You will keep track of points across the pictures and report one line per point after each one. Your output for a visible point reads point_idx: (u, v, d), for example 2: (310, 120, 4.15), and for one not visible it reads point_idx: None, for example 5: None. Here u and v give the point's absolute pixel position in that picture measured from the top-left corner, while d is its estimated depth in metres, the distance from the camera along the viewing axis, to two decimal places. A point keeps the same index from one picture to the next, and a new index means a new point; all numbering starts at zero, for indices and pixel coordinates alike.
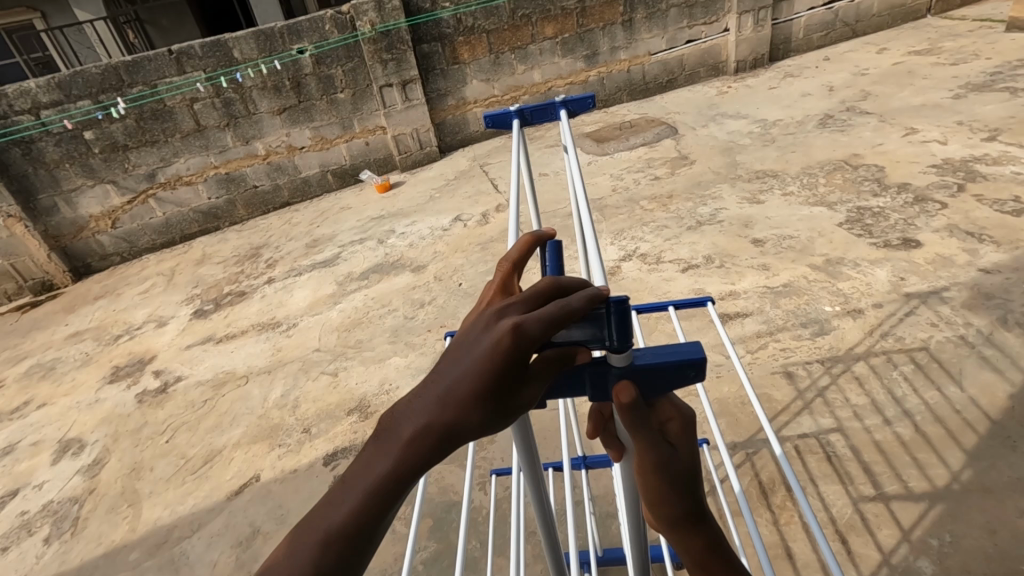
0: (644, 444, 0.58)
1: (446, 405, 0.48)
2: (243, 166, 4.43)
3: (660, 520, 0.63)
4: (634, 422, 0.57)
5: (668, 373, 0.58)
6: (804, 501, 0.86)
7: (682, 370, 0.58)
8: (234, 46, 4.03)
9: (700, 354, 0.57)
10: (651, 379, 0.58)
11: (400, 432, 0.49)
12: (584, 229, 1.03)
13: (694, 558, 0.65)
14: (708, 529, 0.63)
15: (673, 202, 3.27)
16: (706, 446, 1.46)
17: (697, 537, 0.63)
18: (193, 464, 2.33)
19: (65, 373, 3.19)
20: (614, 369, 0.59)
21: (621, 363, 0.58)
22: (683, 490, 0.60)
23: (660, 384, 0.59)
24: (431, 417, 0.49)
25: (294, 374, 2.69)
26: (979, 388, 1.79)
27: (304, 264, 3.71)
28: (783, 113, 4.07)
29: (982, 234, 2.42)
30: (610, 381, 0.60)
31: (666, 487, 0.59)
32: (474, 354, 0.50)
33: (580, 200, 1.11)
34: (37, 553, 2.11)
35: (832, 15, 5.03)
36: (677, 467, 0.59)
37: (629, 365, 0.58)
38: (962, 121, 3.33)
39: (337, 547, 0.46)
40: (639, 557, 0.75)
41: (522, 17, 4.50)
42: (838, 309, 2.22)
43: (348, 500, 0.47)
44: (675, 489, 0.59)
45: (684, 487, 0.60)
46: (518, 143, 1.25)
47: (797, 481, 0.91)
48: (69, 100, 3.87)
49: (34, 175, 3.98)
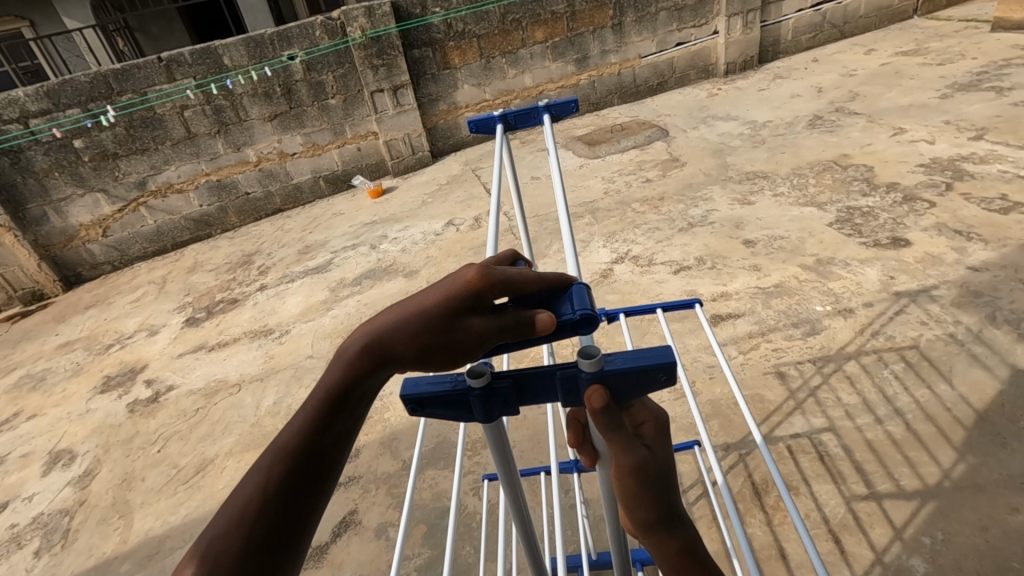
0: (620, 446, 0.59)
1: (382, 343, 0.59)
2: (234, 174, 4.42)
3: (636, 522, 0.64)
4: (608, 426, 0.58)
5: (639, 377, 0.58)
6: (791, 504, 0.86)
7: (652, 374, 0.58)
8: (224, 53, 4.03)
9: (671, 358, 0.58)
10: (625, 384, 0.59)
11: (338, 369, 0.59)
12: (566, 238, 1.02)
13: (670, 564, 0.65)
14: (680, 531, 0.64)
15: (665, 204, 3.29)
16: (697, 447, 1.47)
17: (671, 538, 0.64)
18: (185, 473, 2.32)
19: (55, 383, 3.17)
20: (584, 373, 0.59)
21: (591, 367, 0.58)
22: (657, 486, 0.61)
23: (633, 389, 0.59)
24: (383, 340, 0.59)
25: (287, 382, 2.68)
26: (970, 385, 1.80)
27: (297, 270, 3.70)
28: (773, 114, 4.09)
29: (970, 232, 2.44)
30: (581, 385, 0.60)
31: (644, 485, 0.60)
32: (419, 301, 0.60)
33: (562, 205, 1.10)
34: (27, 566, 2.08)
35: (820, 17, 5.08)
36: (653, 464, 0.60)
37: (599, 369, 0.58)
38: (950, 120, 3.36)
39: (297, 445, 0.57)
40: (621, 553, 0.76)
41: (512, 22, 4.52)
42: (829, 309, 2.23)
43: (311, 409, 0.58)
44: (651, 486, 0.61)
45: (659, 485, 0.61)
46: (501, 144, 1.23)
47: (783, 482, 0.91)
48: (58, 109, 3.85)
49: (23, 185, 3.95)
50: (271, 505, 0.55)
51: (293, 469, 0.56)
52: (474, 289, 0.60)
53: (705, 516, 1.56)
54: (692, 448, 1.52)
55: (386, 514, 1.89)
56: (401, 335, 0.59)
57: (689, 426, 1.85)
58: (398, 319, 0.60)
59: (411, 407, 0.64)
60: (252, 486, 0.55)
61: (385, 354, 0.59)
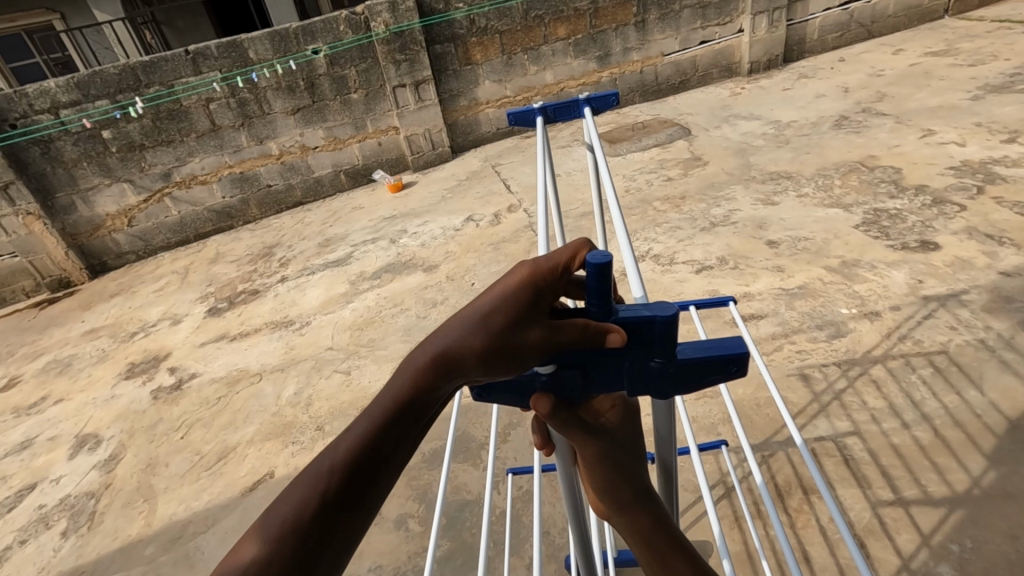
0: (581, 439, 0.64)
1: (443, 355, 0.57)
2: (256, 166, 4.47)
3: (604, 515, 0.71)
4: (564, 424, 0.63)
5: (711, 366, 0.60)
6: (831, 500, 0.91)
7: (724, 364, 0.59)
8: (249, 47, 4.07)
9: (745, 348, 0.59)
10: (696, 372, 0.60)
11: (395, 385, 0.58)
12: (622, 244, 1.02)
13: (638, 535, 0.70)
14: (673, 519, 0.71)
15: (686, 203, 3.26)
16: (723, 446, 1.46)
17: (641, 536, 0.69)
18: (207, 460, 2.35)
19: (81, 369, 3.24)
20: (654, 361, 0.59)
21: (664, 357, 0.59)
22: (621, 492, 0.67)
23: (701, 376, 0.60)
24: (439, 349, 0.58)
25: (307, 373, 2.70)
26: (1000, 392, 1.77)
27: (317, 263, 3.73)
28: (797, 114, 4.04)
29: (1002, 236, 2.39)
30: (649, 373, 0.60)
31: (606, 483, 0.67)
32: (475, 307, 0.59)
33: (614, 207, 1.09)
34: (54, 547, 2.13)
35: (847, 16, 5.00)
36: (627, 452, 0.66)
37: (670, 358, 0.59)
38: (981, 122, 3.29)
39: (345, 470, 0.54)
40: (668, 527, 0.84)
41: (535, 18, 4.51)
42: (855, 312, 2.20)
43: (361, 429, 0.56)
44: (608, 491, 0.68)
45: (618, 491, 0.67)
46: (542, 140, 1.23)
47: (821, 478, 0.96)
48: (88, 100, 3.92)
49: (52, 174, 4.04)
50: (316, 519, 0.52)
51: (339, 493, 0.53)
52: (533, 286, 0.59)
53: (728, 517, 1.56)
54: (718, 448, 1.50)
55: (405, 505, 1.90)
56: (461, 350, 0.57)
57: (711, 426, 1.84)
58: (467, 318, 0.58)
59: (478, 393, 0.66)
60: (296, 508, 0.53)
61: (448, 358, 0.57)
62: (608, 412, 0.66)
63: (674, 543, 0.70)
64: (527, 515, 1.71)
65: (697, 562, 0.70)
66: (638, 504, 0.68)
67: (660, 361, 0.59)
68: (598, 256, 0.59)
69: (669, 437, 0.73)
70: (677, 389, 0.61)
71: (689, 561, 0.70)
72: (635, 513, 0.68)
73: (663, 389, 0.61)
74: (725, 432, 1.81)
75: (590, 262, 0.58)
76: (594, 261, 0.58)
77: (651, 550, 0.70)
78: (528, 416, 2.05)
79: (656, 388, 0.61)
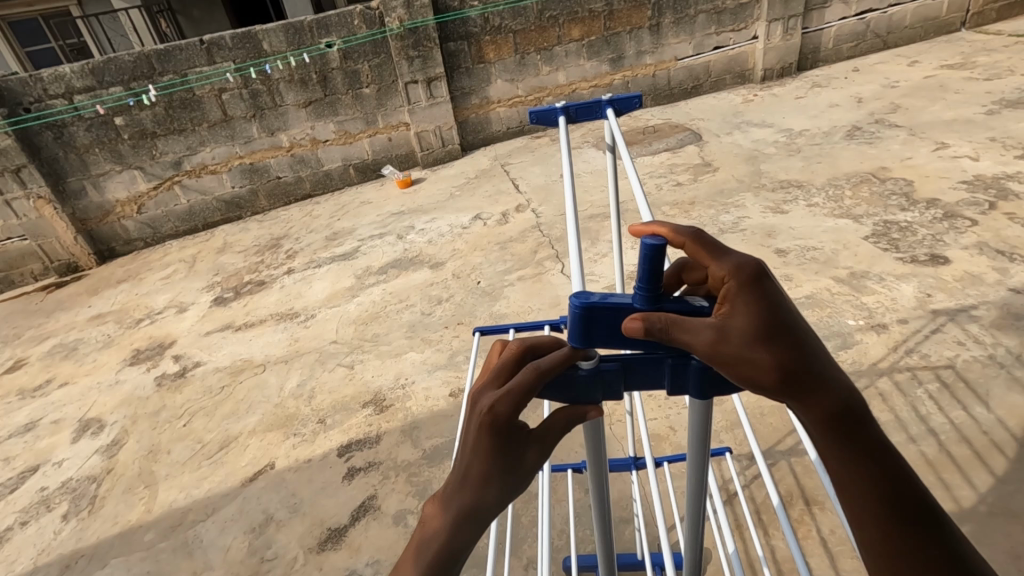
0: (692, 327, 0.58)
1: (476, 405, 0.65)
2: (267, 158, 4.48)
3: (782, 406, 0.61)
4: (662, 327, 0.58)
5: None
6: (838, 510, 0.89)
7: None
8: (264, 38, 4.07)
9: None
10: None
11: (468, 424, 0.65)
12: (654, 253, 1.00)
13: (828, 417, 0.58)
14: (859, 401, 0.61)
15: (695, 209, 3.26)
16: (730, 453, 1.43)
17: (827, 417, 0.58)
18: (209, 449, 2.36)
19: (86, 354, 3.26)
20: (695, 359, 0.65)
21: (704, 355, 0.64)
22: (779, 383, 0.57)
23: None
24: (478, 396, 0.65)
25: (310, 366, 2.71)
26: (1007, 409, 1.76)
27: (324, 256, 3.74)
28: (809, 123, 4.02)
29: (1013, 253, 2.38)
30: (690, 371, 0.65)
31: (768, 369, 0.56)
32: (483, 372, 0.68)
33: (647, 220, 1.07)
34: (55, 529, 2.14)
35: (863, 26, 4.97)
36: (771, 320, 0.58)
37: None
38: (996, 137, 3.27)
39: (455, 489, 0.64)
40: (693, 535, 0.83)
41: (549, 18, 4.50)
42: (861, 324, 2.19)
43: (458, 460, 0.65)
44: (754, 389, 0.58)
45: (781, 381, 0.57)
46: (565, 140, 1.22)
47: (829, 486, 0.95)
48: (102, 86, 3.94)
49: (65, 160, 4.06)
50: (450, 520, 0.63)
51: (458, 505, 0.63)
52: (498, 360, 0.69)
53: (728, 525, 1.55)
54: (724, 454, 1.48)
55: (405, 501, 1.91)
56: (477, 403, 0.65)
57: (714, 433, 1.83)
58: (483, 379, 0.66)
59: None
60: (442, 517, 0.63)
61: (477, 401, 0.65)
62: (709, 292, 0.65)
63: (868, 454, 0.59)
64: (528, 515, 1.71)
65: (898, 465, 0.60)
66: (815, 386, 0.58)
67: (681, 245, 0.67)
68: (649, 239, 0.63)
69: (704, 442, 0.73)
70: (719, 387, 0.66)
71: (887, 476, 0.59)
72: (795, 408, 0.59)
73: (706, 387, 0.66)
74: (729, 438, 1.81)
75: (642, 247, 0.63)
76: (647, 243, 0.62)
77: (842, 467, 0.59)
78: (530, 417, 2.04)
79: (698, 385, 0.66)
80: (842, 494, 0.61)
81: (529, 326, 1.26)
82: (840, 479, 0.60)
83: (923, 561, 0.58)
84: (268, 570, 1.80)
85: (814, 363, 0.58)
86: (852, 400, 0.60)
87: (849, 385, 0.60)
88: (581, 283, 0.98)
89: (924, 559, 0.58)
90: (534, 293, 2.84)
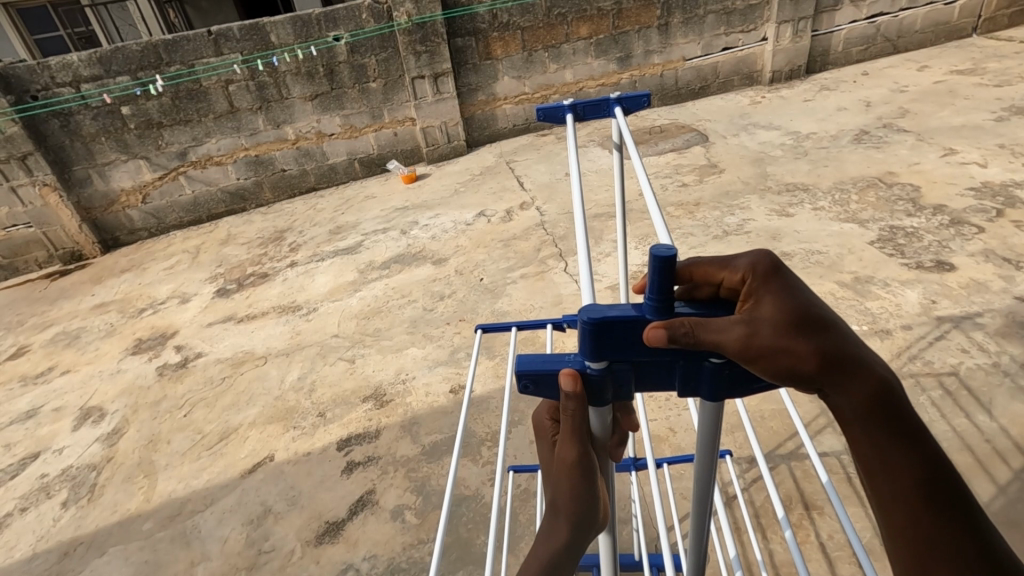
0: (720, 331, 0.58)
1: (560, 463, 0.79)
2: (272, 150, 4.48)
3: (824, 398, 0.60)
4: (687, 338, 0.59)
5: None
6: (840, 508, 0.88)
7: None
8: (271, 30, 4.08)
9: None
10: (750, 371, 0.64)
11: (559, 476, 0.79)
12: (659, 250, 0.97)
13: (870, 402, 0.57)
14: (898, 386, 0.59)
15: (700, 210, 3.25)
16: (731, 457, 1.42)
17: (868, 401, 0.57)
18: (209, 440, 2.36)
19: (89, 343, 3.26)
20: (710, 361, 0.64)
21: (719, 357, 0.63)
22: (820, 368, 0.56)
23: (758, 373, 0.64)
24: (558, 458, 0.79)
25: (311, 358, 2.72)
26: (1011, 417, 1.74)
27: (327, 250, 3.74)
28: (817, 126, 4.01)
29: (1020, 261, 2.36)
30: (704, 373, 0.65)
31: (806, 356, 0.56)
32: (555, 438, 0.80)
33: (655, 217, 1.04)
34: (54, 516, 2.15)
35: (873, 29, 4.94)
36: (802, 308, 0.58)
37: (727, 361, 0.63)
38: (1004, 144, 3.25)
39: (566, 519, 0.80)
40: (699, 529, 0.82)
41: (557, 16, 4.49)
42: (865, 329, 2.17)
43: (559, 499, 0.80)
44: (789, 377, 0.58)
45: (820, 366, 0.56)
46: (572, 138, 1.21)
47: (833, 490, 0.93)
48: (108, 75, 3.94)
49: (70, 147, 4.07)
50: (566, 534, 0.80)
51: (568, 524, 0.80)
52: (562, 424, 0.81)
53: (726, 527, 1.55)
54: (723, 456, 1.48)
55: (403, 497, 1.91)
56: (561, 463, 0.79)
57: None
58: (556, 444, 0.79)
59: (524, 386, 0.72)
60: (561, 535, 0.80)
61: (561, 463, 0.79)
62: (719, 292, 0.66)
63: (901, 439, 0.58)
64: (525, 513, 1.72)
65: (933, 453, 0.58)
66: (854, 370, 0.57)
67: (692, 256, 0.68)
68: (659, 247, 0.63)
69: (712, 440, 0.73)
70: (730, 390, 0.66)
71: (920, 463, 0.58)
72: (831, 395, 0.58)
73: (718, 388, 0.65)
74: (729, 440, 1.80)
75: (652, 256, 0.63)
76: (658, 254, 0.62)
77: (874, 450, 0.58)
78: (529, 415, 2.05)
79: (711, 388, 0.66)
80: (867, 476, 0.60)
81: (533, 325, 1.24)
82: (870, 460, 0.59)
83: (947, 546, 0.56)
84: (265, 562, 1.81)
85: (850, 348, 0.58)
86: (891, 383, 0.59)
87: (884, 369, 0.59)
88: (587, 283, 0.96)
89: (954, 547, 0.56)
90: (536, 292, 2.83)
